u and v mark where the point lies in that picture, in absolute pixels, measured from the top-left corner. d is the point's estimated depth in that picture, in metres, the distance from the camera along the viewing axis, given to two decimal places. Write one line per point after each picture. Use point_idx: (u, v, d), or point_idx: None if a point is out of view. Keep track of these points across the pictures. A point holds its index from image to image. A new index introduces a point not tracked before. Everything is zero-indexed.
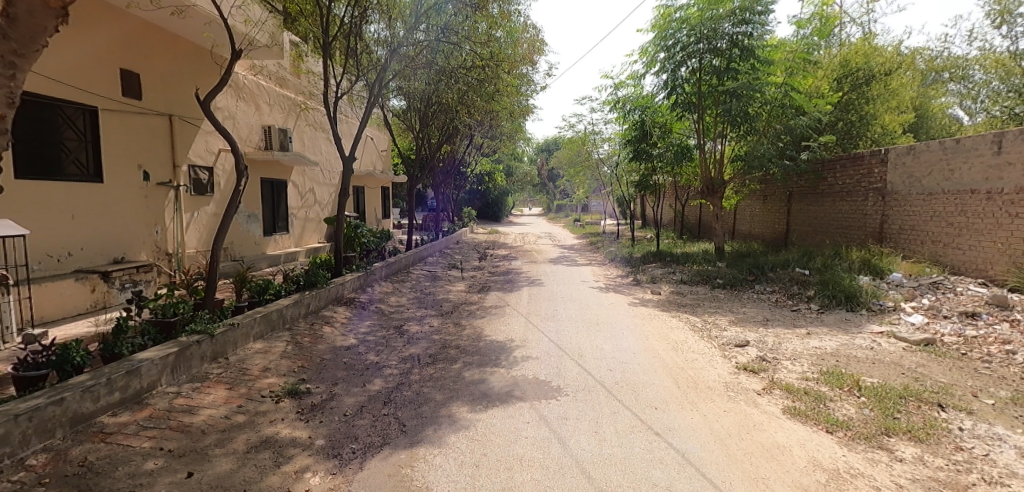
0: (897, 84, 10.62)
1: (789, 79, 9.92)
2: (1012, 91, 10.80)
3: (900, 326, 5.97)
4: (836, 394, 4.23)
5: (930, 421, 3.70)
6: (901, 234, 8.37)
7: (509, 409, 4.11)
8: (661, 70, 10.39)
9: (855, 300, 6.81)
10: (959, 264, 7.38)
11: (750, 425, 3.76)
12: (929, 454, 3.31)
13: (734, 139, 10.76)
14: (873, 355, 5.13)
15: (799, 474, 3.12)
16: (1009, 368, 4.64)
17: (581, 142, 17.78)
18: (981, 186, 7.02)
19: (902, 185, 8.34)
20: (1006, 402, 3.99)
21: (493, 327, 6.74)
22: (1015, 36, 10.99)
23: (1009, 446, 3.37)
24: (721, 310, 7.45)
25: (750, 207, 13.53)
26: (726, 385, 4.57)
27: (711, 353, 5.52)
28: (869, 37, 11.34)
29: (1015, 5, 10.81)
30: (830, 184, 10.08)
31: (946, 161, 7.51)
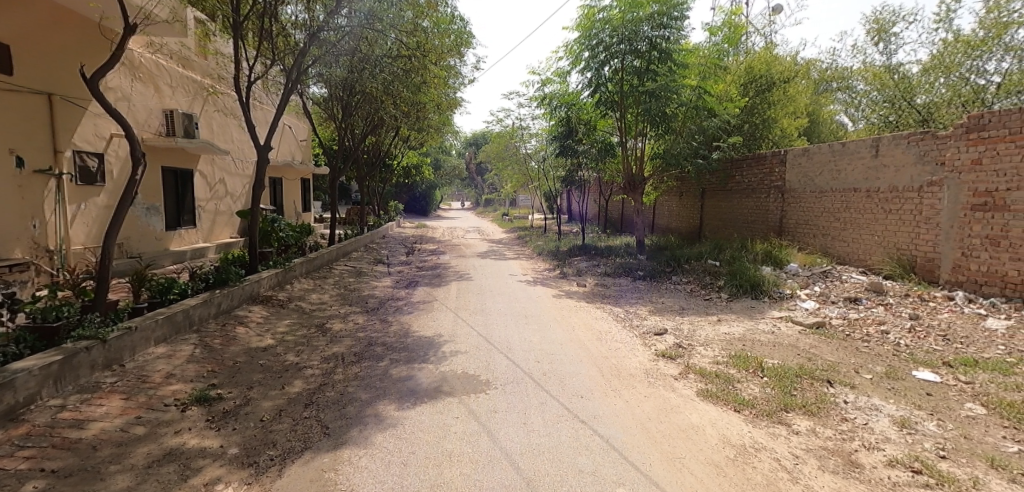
0: (794, 91, 11.65)
1: (702, 83, 10.47)
2: (886, 101, 12.02)
3: (796, 311, 6.59)
4: (743, 375, 4.60)
5: (821, 396, 4.11)
6: (798, 229, 9.25)
7: (438, 405, 4.07)
8: (586, 68, 10.64)
9: (759, 288, 7.39)
10: (843, 254, 8.25)
11: (668, 408, 3.99)
12: (820, 426, 3.67)
13: (654, 137, 11.24)
14: (773, 338, 5.62)
15: (710, 452, 3.35)
16: (883, 346, 5.25)
17: (509, 136, 17.92)
18: (863, 186, 7.86)
19: (798, 184, 9.22)
20: (882, 376, 4.50)
21: (421, 323, 6.61)
22: (888, 54, 12.38)
23: (884, 415, 3.79)
24: (641, 300, 7.84)
25: (667, 203, 14.33)
26: (647, 371, 4.81)
27: (632, 341, 5.78)
28: (770, 48, 12.30)
29: (889, 25, 12.20)
30: (738, 181, 10.94)
31: (835, 162, 8.38)
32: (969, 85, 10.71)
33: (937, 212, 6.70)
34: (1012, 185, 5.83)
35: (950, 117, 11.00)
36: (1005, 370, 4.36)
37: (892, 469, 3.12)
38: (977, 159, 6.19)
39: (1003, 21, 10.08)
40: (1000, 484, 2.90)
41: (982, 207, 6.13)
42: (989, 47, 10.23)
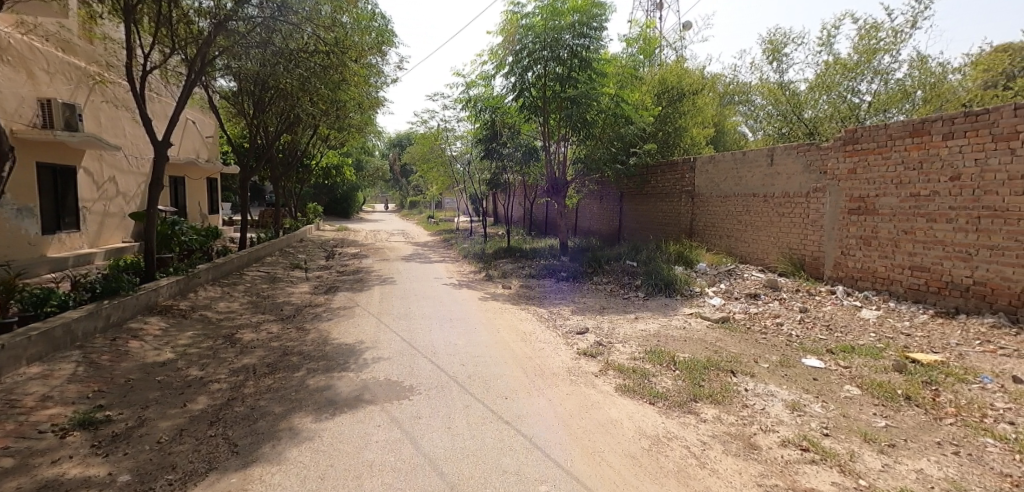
0: (702, 102, 12.54)
1: (619, 91, 10.93)
2: (779, 115, 13.29)
3: (705, 307, 7.08)
4: (657, 369, 4.87)
5: (725, 386, 4.44)
6: (706, 231, 9.94)
7: (359, 414, 3.93)
8: (510, 73, 10.77)
9: (672, 287, 7.85)
10: (745, 254, 8.98)
11: (589, 405, 4.13)
12: (724, 413, 3.96)
13: (575, 142, 11.60)
14: (684, 334, 6.00)
15: (627, 444, 3.50)
16: (778, 336, 5.78)
17: (434, 138, 17.73)
18: (761, 191, 8.60)
19: (705, 189, 9.92)
20: (777, 365, 4.95)
21: (341, 329, 6.35)
22: (780, 72, 13.67)
23: (778, 400, 4.16)
24: (564, 301, 8.06)
25: (589, 206, 14.86)
26: (569, 370, 4.95)
27: (556, 341, 5.92)
28: (680, 61, 13.13)
29: (781, 46, 13.48)
30: (653, 186, 11.60)
31: (737, 170, 9.13)
32: (846, 103, 12.11)
33: (821, 215, 7.45)
34: (880, 192, 6.60)
35: (831, 131, 12.34)
36: (876, 354, 4.95)
37: (785, 449, 3.42)
38: (852, 168, 6.95)
39: (872, 48, 11.66)
40: (871, 455, 3.27)
41: (857, 211, 6.89)
42: (862, 70, 11.76)
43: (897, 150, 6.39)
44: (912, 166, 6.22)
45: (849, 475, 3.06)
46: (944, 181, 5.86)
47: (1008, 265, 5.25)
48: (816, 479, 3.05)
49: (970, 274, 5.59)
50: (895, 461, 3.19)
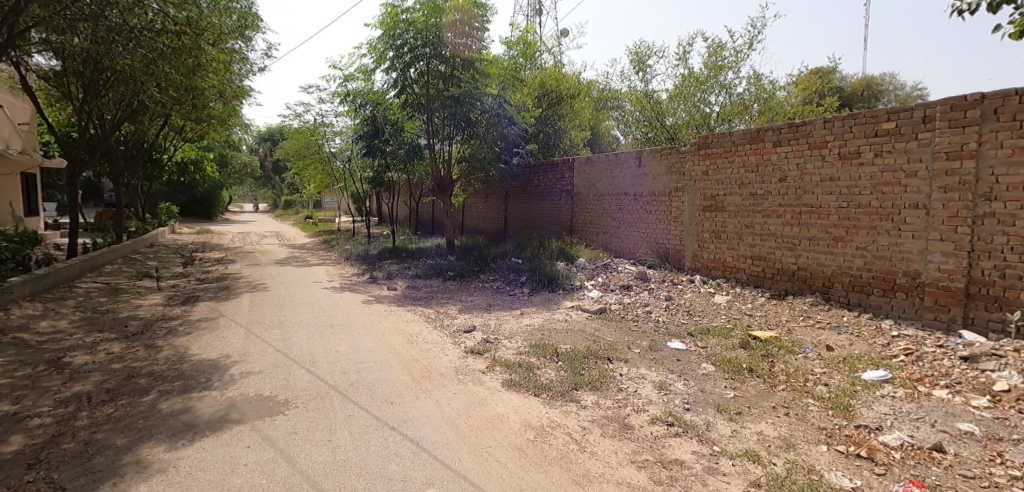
0: (578, 106, 13.25)
1: (502, 92, 11.10)
2: (645, 121, 14.54)
3: (584, 300, 7.50)
4: (541, 362, 5.06)
5: (603, 372, 4.74)
6: (585, 228, 10.57)
7: (224, 436, 3.55)
8: (390, 68, 10.44)
9: (555, 282, 8.20)
10: (619, 248, 9.70)
11: (476, 402, 4.15)
12: (602, 398, 4.24)
13: (460, 141, 11.60)
14: (566, 326, 6.31)
15: (513, 437, 3.58)
16: (648, 323, 6.32)
17: (309, 133, 16.63)
18: (631, 191, 9.32)
19: (583, 188, 10.54)
20: (647, 349, 5.41)
21: (203, 344, 5.68)
22: (645, 81, 14.95)
23: (648, 381, 4.54)
24: (451, 300, 8.03)
25: (475, 205, 15.00)
26: (456, 369, 4.94)
27: (443, 341, 5.88)
28: (558, 66, 13.73)
29: (645, 57, 14.75)
30: (535, 185, 12.09)
31: (611, 170, 9.80)
32: (699, 112, 13.62)
33: (682, 212, 8.29)
34: (726, 191, 7.52)
35: (688, 137, 13.81)
36: (726, 334, 5.63)
37: (654, 425, 3.74)
38: (705, 170, 7.82)
39: (718, 64, 13.26)
40: (723, 423, 3.70)
41: (709, 208, 7.78)
42: (711, 83, 13.32)
43: (740, 155, 7.30)
44: (751, 169, 7.15)
45: (706, 443, 3.43)
46: (776, 183, 6.82)
47: (821, 252, 6.27)
48: (680, 450, 3.37)
49: (795, 261, 6.58)
50: (741, 426, 3.65)
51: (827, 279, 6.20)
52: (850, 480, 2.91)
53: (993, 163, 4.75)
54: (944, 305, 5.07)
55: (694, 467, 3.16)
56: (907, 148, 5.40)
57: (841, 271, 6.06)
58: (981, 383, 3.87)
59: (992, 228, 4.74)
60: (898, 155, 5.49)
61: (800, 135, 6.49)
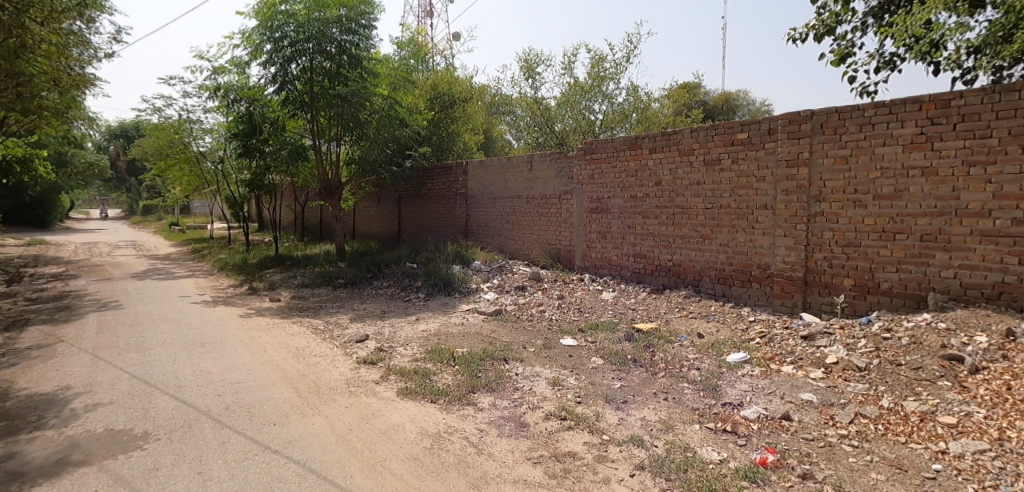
0: (472, 110, 13.31)
1: (393, 93, 10.75)
2: (536, 126, 15.04)
3: (480, 302, 7.54)
4: (437, 367, 4.99)
5: (499, 373, 4.80)
6: (481, 231, 10.66)
7: (63, 482, 3.01)
8: (268, 62, 9.68)
9: (451, 286, 8.14)
10: (513, 250, 9.91)
11: (369, 414, 3.98)
12: (498, 399, 4.28)
13: (349, 143, 11.09)
14: (462, 329, 6.30)
15: (409, 447, 3.48)
16: (542, 322, 6.53)
17: (173, 130, 14.88)
18: (524, 193, 9.57)
19: (478, 191, 10.64)
20: (541, 347, 5.58)
21: (33, 376, 4.79)
22: (535, 88, 15.47)
23: (542, 378, 4.68)
24: (342, 309, 7.63)
25: (366, 208, 14.44)
26: (348, 382, 4.70)
27: (333, 353, 5.56)
28: (450, 69, 13.65)
29: (535, 65, 15.26)
30: (430, 188, 11.99)
31: (504, 174, 9.99)
32: (585, 119, 14.39)
33: (571, 214, 8.68)
34: (610, 194, 8.02)
35: (576, 142, 14.52)
36: (612, 328, 5.99)
37: (548, 421, 3.86)
38: (591, 174, 8.27)
39: (601, 75, 14.11)
40: (611, 412, 3.93)
41: (596, 210, 8.24)
42: (595, 92, 14.13)
43: (621, 160, 7.82)
44: (632, 173, 7.69)
45: (596, 433, 3.61)
46: (652, 186, 7.41)
47: (691, 249, 6.93)
48: (572, 442, 3.51)
49: (670, 258, 7.20)
50: (627, 414, 3.90)
51: (697, 273, 6.87)
52: (718, 453, 3.23)
53: (821, 170, 5.57)
54: (788, 292, 5.88)
55: (586, 457, 3.30)
56: (757, 156, 6.15)
57: (708, 266, 6.75)
58: (816, 357, 4.51)
59: (822, 225, 5.59)
60: (751, 162, 6.23)
61: (672, 142, 7.11)
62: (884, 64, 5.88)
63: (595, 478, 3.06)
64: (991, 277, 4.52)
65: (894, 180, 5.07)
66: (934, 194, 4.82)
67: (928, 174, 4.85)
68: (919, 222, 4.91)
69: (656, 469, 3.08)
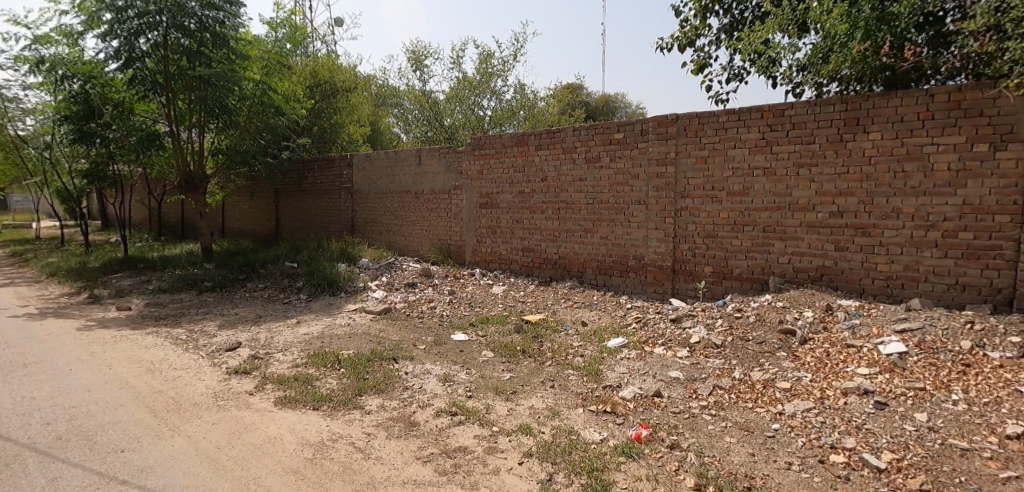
0: (356, 101, 12.63)
1: (266, 78, 9.68)
2: (425, 120, 14.81)
3: (368, 301, 7.25)
4: (321, 372, 4.71)
5: (388, 373, 4.65)
6: (368, 227, 10.25)
7: None
8: (109, 34, 8.39)
9: (337, 285, 7.72)
10: (402, 246, 9.68)
11: (242, 429, 3.63)
12: (387, 400, 4.15)
13: (214, 131, 10.01)
14: (349, 330, 6.01)
15: (289, 460, 3.24)
16: (432, 318, 6.45)
17: None
18: (413, 188, 9.36)
19: (364, 186, 10.22)
20: (432, 344, 5.51)
21: None
22: (423, 81, 15.18)
23: (433, 375, 4.62)
24: (209, 315, 6.88)
25: (237, 203, 13.16)
26: (216, 395, 4.25)
27: (197, 364, 4.99)
28: (332, 55, 12.83)
29: (423, 57, 14.98)
30: (311, 182, 11.27)
31: (392, 168, 9.69)
32: (474, 115, 14.45)
33: (461, 209, 8.66)
34: (499, 189, 8.14)
35: (465, 138, 14.53)
36: (502, 321, 6.11)
37: (439, 418, 3.82)
38: (480, 170, 8.32)
39: (488, 71, 14.26)
40: (501, 404, 4.00)
41: (485, 205, 8.31)
42: (483, 88, 14.24)
43: (509, 156, 7.96)
44: (519, 169, 7.87)
45: (486, 426, 3.65)
46: (538, 182, 7.65)
47: (576, 242, 7.29)
48: (463, 437, 3.52)
49: (556, 251, 7.52)
50: (517, 403, 4.00)
51: (581, 265, 7.26)
52: (599, 433, 3.43)
53: (685, 169, 6.16)
54: (660, 280, 6.45)
55: (476, 450, 3.33)
56: (632, 155, 6.62)
57: (591, 258, 7.15)
58: (682, 338, 5.00)
59: (687, 218, 6.19)
60: (626, 160, 6.69)
61: (556, 140, 7.40)
62: (734, 76, 6.65)
63: (485, 470, 3.09)
64: (815, 262, 5.35)
65: (743, 178, 5.76)
66: (773, 191, 5.57)
67: (768, 174, 5.58)
68: (762, 215, 5.65)
69: (543, 455, 3.19)
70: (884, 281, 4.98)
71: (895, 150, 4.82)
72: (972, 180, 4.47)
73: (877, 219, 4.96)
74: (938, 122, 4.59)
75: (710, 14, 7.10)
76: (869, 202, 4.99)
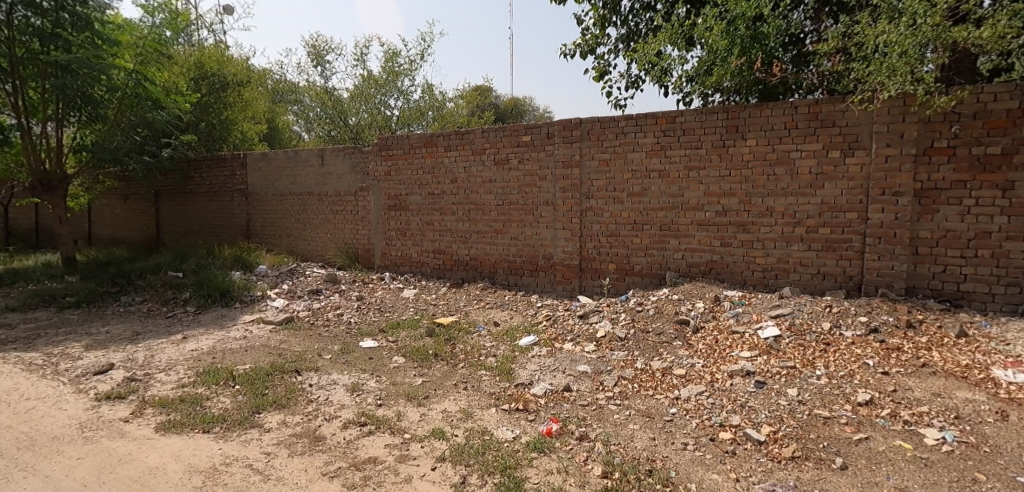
0: (250, 96, 11.64)
1: (140, 67, 8.65)
2: (328, 118, 14.15)
3: (267, 311, 6.75)
4: (212, 391, 4.31)
5: (289, 387, 4.36)
6: (266, 231, 9.57)
7: None
8: None
9: (230, 295, 7.10)
10: (305, 252, 9.15)
11: (115, 462, 3.22)
12: (289, 415, 3.89)
13: (76, 125, 8.80)
14: (245, 343, 5.55)
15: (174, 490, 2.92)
16: (339, 326, 6.15)
17: None
18: (315, 190, 8.89)
19: (260, 187, 9.52)
20: (338, 353, 5.25)
21: None
22: (325, 77, 14.45)
23: (340, 386, 4.41)
24: (72, 335, 6.01)
25: (108, 207, 11.66)
26: (82, 426, 3.72)
27: (57, 393, 4.34)
28: (220, 45, 11.79)
29: (324, 52, 14.27)
30: (197, 183, 10.30)
31: (291, 168, 9.11)
32: (380, 114, 14.01)
33: (368, 212, 8.36)
34: (408, 191, 7.96)
35: (371, 137, 14.06)
36: (414, 325, 5.98)
37: (347, 430, 3.65)
38: (388, 171, 8.08)
39: (395, 70, 13.93)
40: (413, 410, 3.92)
41: (394, 207, 8.09)
42: (390, 87, 13.87)
43: (418, 157, 7.80)
44: (428, 170, 7.75)
45: (397, 434, 3.55)
46: (448, 183, 7.59)
47: (486, 243, 7.33)
48: (373, 447, 3.39)
49: (468, 252, 7.51)
50: (429, 408, 3.94)
51: (492, 266, 7.31)
52: (512, 432, 3.48)
53: (589, 171, 6.44)
54: (568, 277, 6.69)
55: (387, 460, 3.23)
56: (539, 157, 6.79)
57: (501, 258, 7.23)
58: (589, 333, 5.22)
59: (592, 218, 6.47)
60: (534, 162, 6.85)
61: (465, 141, 7.39)
62: (631, 83, 7.06)
63: (397, 480, 3.01)
64: (705, 257, 5.84)
65: (641, 180, 6.13)
66: (668, 192, 5.99)
67: (663, 176, 5.99)
68: (659, 214, 6.06)
69: (456, 458, 3.16)
70: (762, 272, 5.55)
71: (768, 155, 5.39)
72: (828, 182, 5.13)
73: (755, 217, 5.52)
74: (801, 131, 5.21)
75: (609, 24, 7.48)
76: (748, 202, 5.54)
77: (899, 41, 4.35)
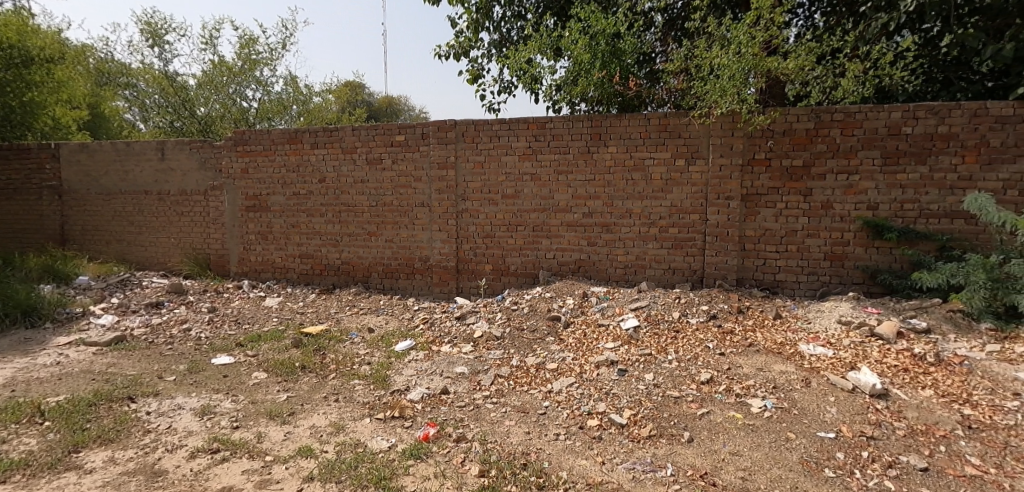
0: (61, 72, 9.38)
1: None
2: (170, 107, 12.51)
3: (90, 331, 5.71)
4: (10, 431, 3.52)
5: (119, 418, 3.73)
6: (88, 236, 8.13)
7: None
8: None
9: (37, 313, 5.89)
10: (142, 259, 7.96)
11: None
12: (119, 451, 3.33)
13: None
14: (58, 371, 4.63)
15: None
16: (185, 344, 5.42)
17: None
18: (154, 188, 7.76)
19: (79, 184, 8.06)
20: (184, 374, 4.62)
21: None
22: (165, 60, 12.68)
23: (186, 410, 3.89)
24: None
25: None
26: None
27: None
28: (22, 12, 9.70)
29: (162, 32, 12.51)
30: None
31: (121, 163, 7.83)
32: (235, 106, 12.65)
33: (221, 213, 7.50)
34: (269, 191, 7.28)
35: (225, 131, 12.67)
36: (277, 337, 5.49)
37: (194, 460, 3.23)
38: (245, 168, 7.31)
39: (252, 58, 12.69)
40: (276, 429, 3.59)
41: (253, 208, 7.36)
42: (246, 77, 12.60)
43: (280, 154, 7.17)
44: (292, 169, 7.16)
45: (257, 457, 3.23)
46: (316, 183, 7.10)
47: (359, 246, 7.01)
48: (227, 476, 3.04)
49: (339, 256, 7.11)
50: (295, 425, 3.64)
51: (366, 270, 7.02)
52: (387, 441, 3.36)
53: (464, 173, 6.47)
54: (445, 279, 6.67)
55: (245, 487, 2.92)
56: (414, 158, 6.65)
57: (376, 262, 6.97)
58: (466, 334, 5.24)
59: (469, 220, 6.52)
60: (408, 163, 6.69)
61: (334, 139, 6.95)
62: (504, 88, 7.25)
63: None
64: (574, 256, 6.21)
65: (514, 183, 6.32)
66: (539, 195, 6.24)
67: (535, 179, 6.23)
68: (532, 216, 6.29)
69: (326, 476, 2.97)
70: (623, 269, 6.06)
71: (627, 162, 5.89)
72: (676, 188, 5.75)
73: (616, 218, 6.00)
74: (654, 141, 5.76)
75: (482, 28, 7.60)
76: (610, 205, 6.01)
77: (728, 66, 5.09)
